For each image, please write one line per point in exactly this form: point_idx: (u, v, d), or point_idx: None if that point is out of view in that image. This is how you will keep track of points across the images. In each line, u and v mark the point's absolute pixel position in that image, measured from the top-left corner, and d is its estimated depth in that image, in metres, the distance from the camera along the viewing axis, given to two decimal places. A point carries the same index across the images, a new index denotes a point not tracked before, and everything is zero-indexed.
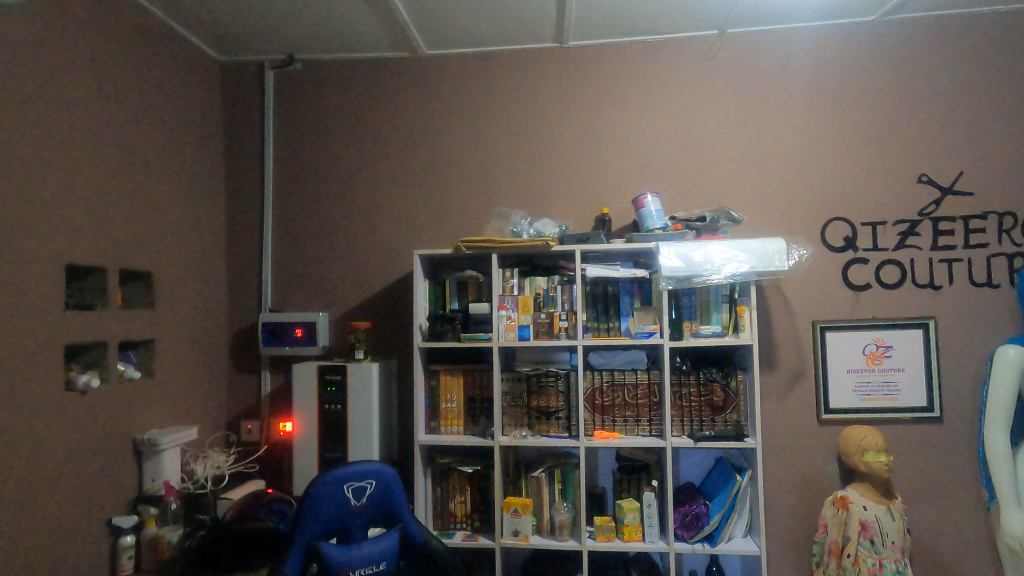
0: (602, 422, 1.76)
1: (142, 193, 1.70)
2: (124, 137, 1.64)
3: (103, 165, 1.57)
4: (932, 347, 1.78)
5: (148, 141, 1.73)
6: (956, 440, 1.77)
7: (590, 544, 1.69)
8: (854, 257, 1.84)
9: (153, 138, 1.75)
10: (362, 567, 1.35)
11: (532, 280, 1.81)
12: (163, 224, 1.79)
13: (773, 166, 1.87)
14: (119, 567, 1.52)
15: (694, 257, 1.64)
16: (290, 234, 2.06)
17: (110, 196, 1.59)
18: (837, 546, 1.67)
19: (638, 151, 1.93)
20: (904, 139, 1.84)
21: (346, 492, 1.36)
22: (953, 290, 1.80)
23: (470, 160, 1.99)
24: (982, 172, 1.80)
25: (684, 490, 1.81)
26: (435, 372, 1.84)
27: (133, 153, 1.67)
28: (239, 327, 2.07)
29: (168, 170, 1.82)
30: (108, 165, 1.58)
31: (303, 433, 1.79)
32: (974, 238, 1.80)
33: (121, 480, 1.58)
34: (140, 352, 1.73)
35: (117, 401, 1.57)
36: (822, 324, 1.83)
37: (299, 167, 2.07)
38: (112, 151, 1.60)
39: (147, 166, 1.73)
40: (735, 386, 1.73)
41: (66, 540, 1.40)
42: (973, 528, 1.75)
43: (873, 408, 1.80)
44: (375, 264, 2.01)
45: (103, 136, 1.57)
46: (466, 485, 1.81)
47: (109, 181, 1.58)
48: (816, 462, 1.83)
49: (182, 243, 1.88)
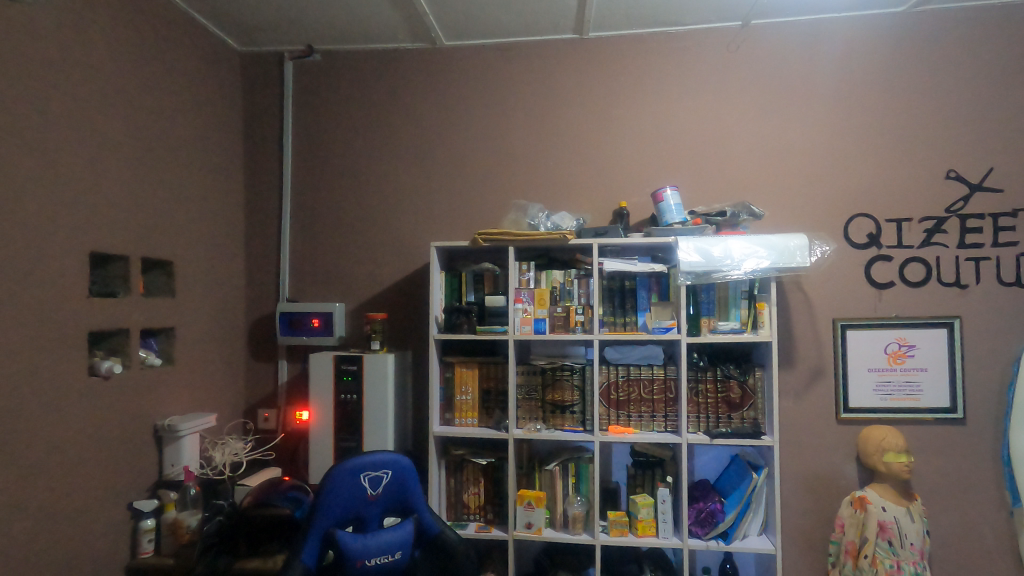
0: (616, 417, 1.76)
1: (162, 182, 1.72)
2: (145, 127, 1.66)
3: (125, 155, 1.59)
4: (956, 347, 1.74)
5: (169, 131, 1.75)
6: (979, 442, 1.74)
7: (603, 538, 1.69)
8: (878, 255, 1.81)
9: (173, 128, 1.77)
10: (376, 556, 1.37)
11: (548, 274, 1.80)
12: (184, 213, 1.81)
13: (796, 161, 1.84)
14: (140, 550, 1.56)
15: (714, 253, 1.62)
16: (308, 224, 2.07)
17: (132, 185, 1.61)
18: (854, 547, 1.64)
19: (658, 145, 1.90)
20: (933, 134, 1.79)
21: (362, 481, 1.37)
22: (980, 289, 1.76)
23: (487, 152, 1.98)
24: (1014, 168, 1.75)
25: (698, 487, 1.80)
26: (451, 364, 1.84)
27: (154, 143, 1.69)
28: (257, 316, 2.09)
29: (189, 160, 1.84)
30: (130, 154, 1.60)
31: (319, 422, 1.80)
32: (1003, 236, 1.75)
33: (142, 464, 1.61)
34: (161, 340, 1.76)
35: (137, 387, 1.60)
36: (843, 322, 1.80)
37: (318, 158, 2.07)
38: (134, 140, 1.62)
39: (168, 155, 1.75)
40: (752, 383, 1.72)
41: (88, 521, 1.43)
42: (995, 532, 1.72)
43: (894, 408, 1.77)
44: (391, 255, 2.02)
45: (124, 126, 1.58)
46: (480, 477, 1.82)
47: (132, 170, 1.61)
48: (834, 461, 1.80)
49: (202, 232, 1.90)
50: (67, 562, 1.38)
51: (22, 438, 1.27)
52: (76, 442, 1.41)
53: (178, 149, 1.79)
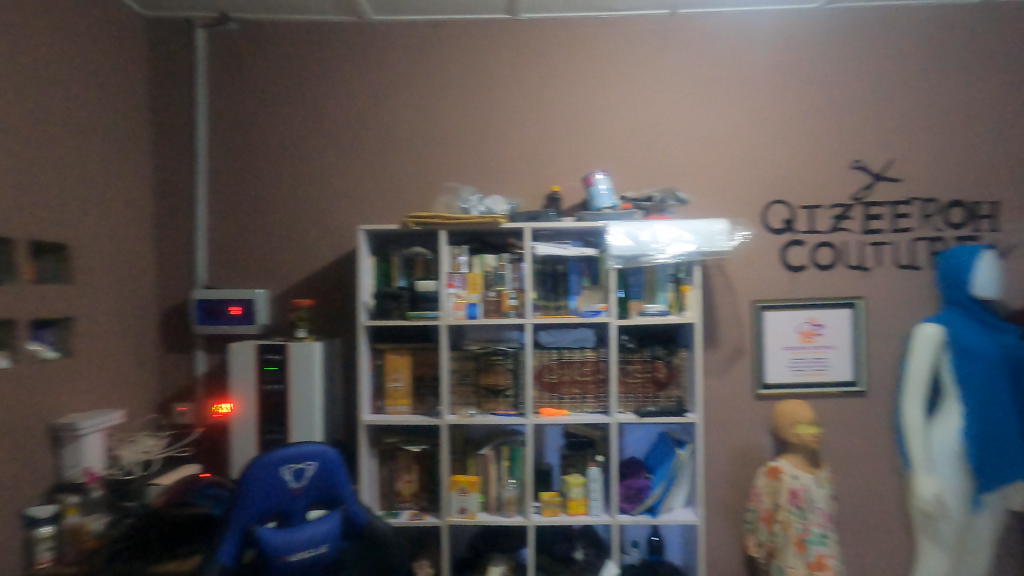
0: (549, 399, 1.78)
1: (55, 157, 1.56)
2: (33, 95, 1.49)
3: (8, 127, 1.42)
4: (860, 325, 1.88)
5: (61, 101, 1.58)
6: (877, 412, 1.89)
7: (536, 519, 1.72)
8: (792, 239, 1.91)
9: (65, 98, 1.59)
10: (300, 551, 1.32)
11: (482, 258, 1.77)
12: (81, 192, 1.65)
13: (719, 148, 1.91)
14: (36, 560, 1.42)
15: (641, 237, 1.66)
16: (226, 206, 1.94)
17: (18, 159, 1.45)
18: (768, 513, 1.77)
19: (588, 129, 1.92)
20: (841, 126, 1.90)
21: (284, 474, 1.32)
22: (879, 271, 1.90)
23: (418, 133, 1.93)
24: (910, 160, 1.90)
25: (628, 464, 1.86)
26: (382, 351, 1.79)
27: (43, 115, 1.52)
28: (170, 304, 1.95)
29: (86, 133, 1.67)
30: (14, 124, 1.44)
31: (241, 415, 1.71)
32: (900, 223, 1.90)
33: (37, 467, 1.47)
34: (57, 331, 1.60)
35: (29, 383, 1.45)
36: (761, 304, 1.90)
37: (235, 135, 1.94)
38: (19, 109, 1.45)
39: (61, 127, 1.58)
40: (678, 362, 1.78)
41: None
42: (890, 493, 1.89)
43: (805, 383, 1.89)
44: (318, 239, 1.93)
45: (7, 93, 1.42)
46: (413, 464, 1.79)
47: (16, 142, 1.44)
48: (751, 434, 1.91)
49: (103, 213, 1.74)
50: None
51: None
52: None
53: (73, 122, 1.62)
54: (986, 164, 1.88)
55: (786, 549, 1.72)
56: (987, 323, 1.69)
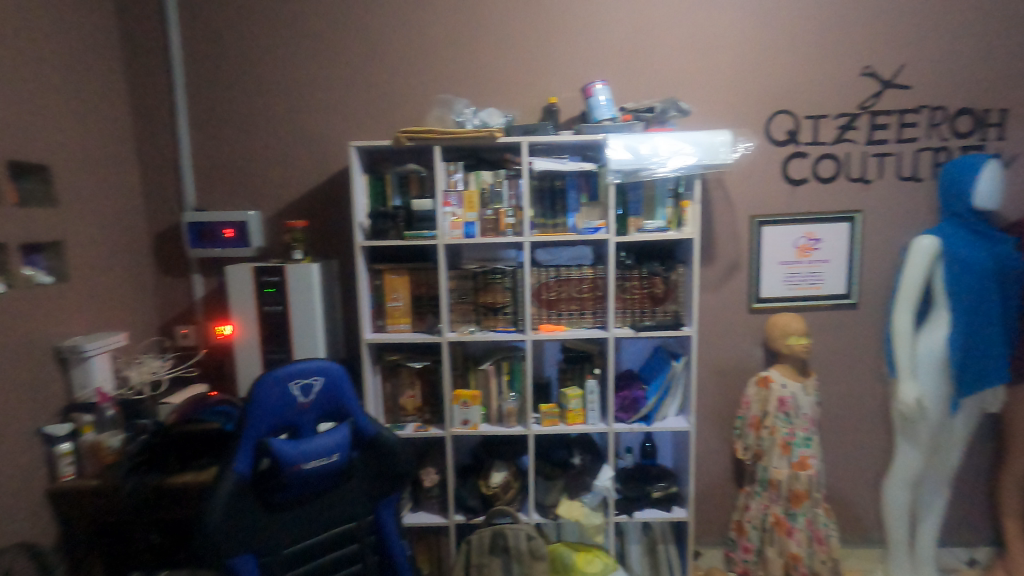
0: (548, 316, 1.81)
1: (36, 82, 1.51)
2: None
3: None
4: (857, 238, 1.89)
5: (31, 25, 1.50)
6: (866, 323, 1.94)
7: (536, 429, 1.80)
8: (795, 151, 1.87)
9: (30, 21, 1.50)
10: (313, 461, 1.29)
11: (477, 175, 1.74)
12: (69, 125, 1.60)
13: (723, 55, 1.82)
14: (60, 473, 1.47)
15: (641, 150, 1.61)
16: (211, 128, 1.87)
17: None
18: (756, 420, 1.84)
19: (587, 36, 1.82)
20: (854, 26, 1.80)
21: (292, 388, 1.27)
22: (881, 183, 1.88)
23: (407, 43, 1.83)
24: (922, 65, 1.82)
25: (624, 377, 1.92)
26: (380, 272, 1.80)
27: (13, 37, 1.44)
28: (162, 231, 1.91)
29: (63, 60, 1.60)
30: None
31: (243, 337, 1.73)
32: (906, 133, 1.86)
33: (51, 389, 1.51)
34: (49, 256, 1.56)
35: (29, 306, 1.45)
36: (760, 219, 1.88)
37: (214, 55, 1.84)
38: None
39: (31, 48, 1.50)
40: (676, 278, 1.79)
41: (10, 432, 1.38)
42: (872, 398, 1.98)
43: (799, 296, 1.92)
44: (306, 155, 1.88)
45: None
46: (416, 379, 1.85)
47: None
48: (745, 347, 1.97)
49: (94, 149, 1.70)
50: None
51: None
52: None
53: (18, 24, 1.47)
54: (998, 71, 1.81)
55: (772, 452, 1.82)
56: (983, 234, 1.69)
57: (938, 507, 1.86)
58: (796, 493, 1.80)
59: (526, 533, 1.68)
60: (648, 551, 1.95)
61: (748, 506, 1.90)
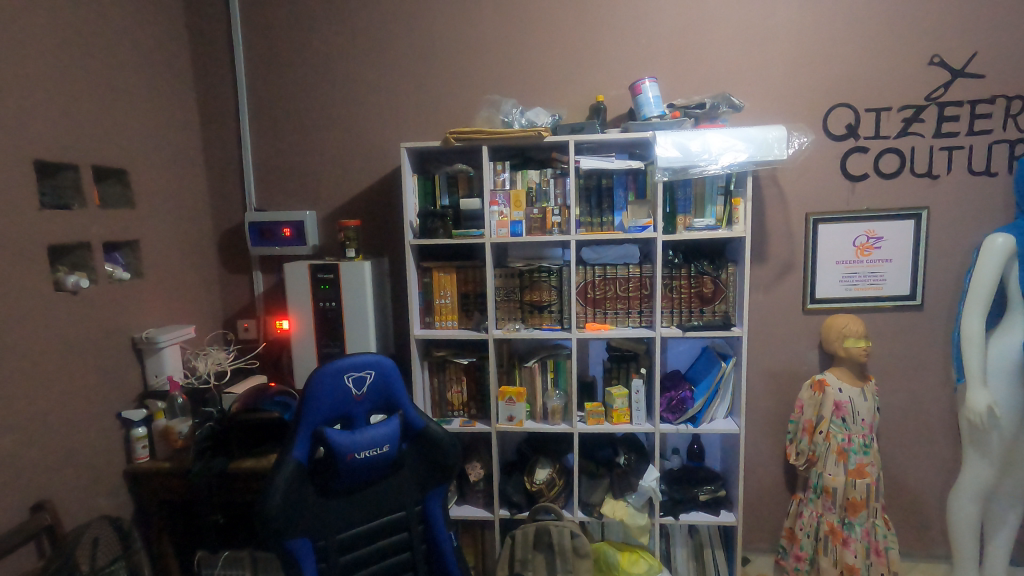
0: (593, 315, 1.81)
1: (118, 93, 1.63)
2: (85, 32, 1.53)
3: (79, 72, 1.51)
4: (923, 236, 1.79)
5: (113, 41, 1.63)
6: (932, 325, 1.84)
7: (580, 427, 1.80)
8: (855, 146, 1.79)
9: (113, 38, 1.63)
10: (365, 451, 1.34)
11: (524, 174, 1.76)
12: (145, 133, 1.73)
13: (778, 48, 1.77)
14: (136, 456, 1.58)
15: (691, 147, 1.59)
16: (271, 132, 1.96)
17: (80, 97, 1.51)
18: (810, 424, 1.78)
19: (636, 33, 1.80)
20: (921, 13, 1.71)
21: (347, 380, 1.32)
22: (950, 179, 1.78)
23: (456, 45, 1.86)
24: (997, 52, 1.71)
25: (671, 377, 1.89)
26: (429, 270, 1.84)
27: (98, 53, 1.57)
28: (226, 230, 2.02)
29: (140, 73, 1.72)
30: (85, 70, 1.53)
31: (300, 331, 1.82)
32: (979, 124, 1.75)
33: (129, 377, 1.63)
34: (127, 254, 1.69)
35: (111, 300, 1.57)
36: (816, 217, 1.82)
37: (275, 62, 1.93)
38: (81, 48, 1.52)
39: (114, 62, 1.63)
40: (725, 278, 1.76)
41: (94, 415, 1.51)
42: (937, 405, 1.88)
43: (858, 297, 1.84)
44: (359, 157, 1.94)
45: (66, 36, 1.47)
46: (463, 375, 1.89)
47: (85, 86, 1.52)
48: (799, 349, 1.90)
49: (167, 154, 1.82)
50: (39, 486, 1.34)
51: (32, 348, 1.34)
52: (28, 367, 1.33)
53: (103, 39, 1.59)
54: None
55: (826, 458, 1.76)
56: None
57: (1011, 523, 1.75)
58: (852, 502, 1.73)
59: (570, 530, 1.68)
60: (695, 555, 1.92)
61: (800, 513, 1.84)
